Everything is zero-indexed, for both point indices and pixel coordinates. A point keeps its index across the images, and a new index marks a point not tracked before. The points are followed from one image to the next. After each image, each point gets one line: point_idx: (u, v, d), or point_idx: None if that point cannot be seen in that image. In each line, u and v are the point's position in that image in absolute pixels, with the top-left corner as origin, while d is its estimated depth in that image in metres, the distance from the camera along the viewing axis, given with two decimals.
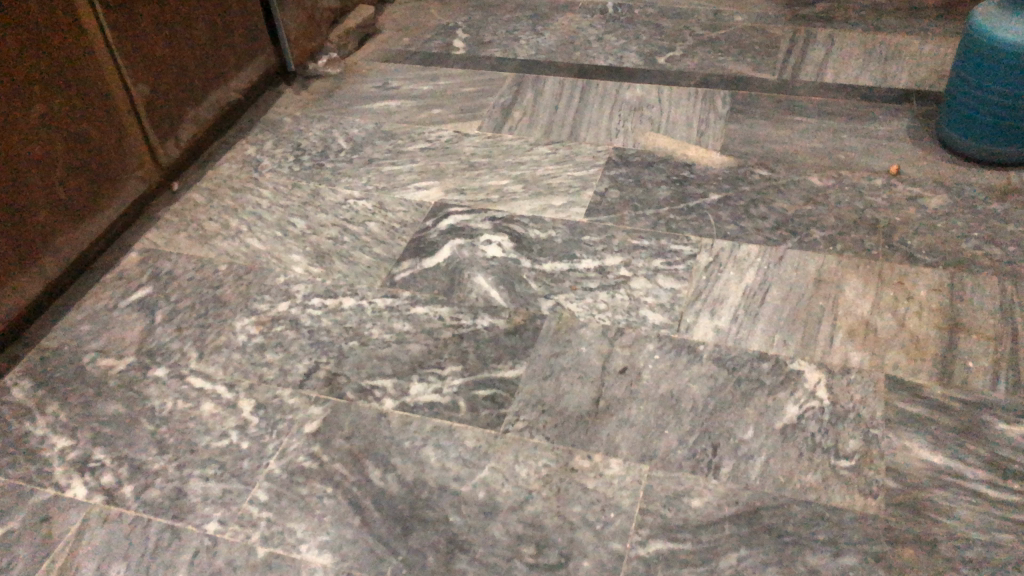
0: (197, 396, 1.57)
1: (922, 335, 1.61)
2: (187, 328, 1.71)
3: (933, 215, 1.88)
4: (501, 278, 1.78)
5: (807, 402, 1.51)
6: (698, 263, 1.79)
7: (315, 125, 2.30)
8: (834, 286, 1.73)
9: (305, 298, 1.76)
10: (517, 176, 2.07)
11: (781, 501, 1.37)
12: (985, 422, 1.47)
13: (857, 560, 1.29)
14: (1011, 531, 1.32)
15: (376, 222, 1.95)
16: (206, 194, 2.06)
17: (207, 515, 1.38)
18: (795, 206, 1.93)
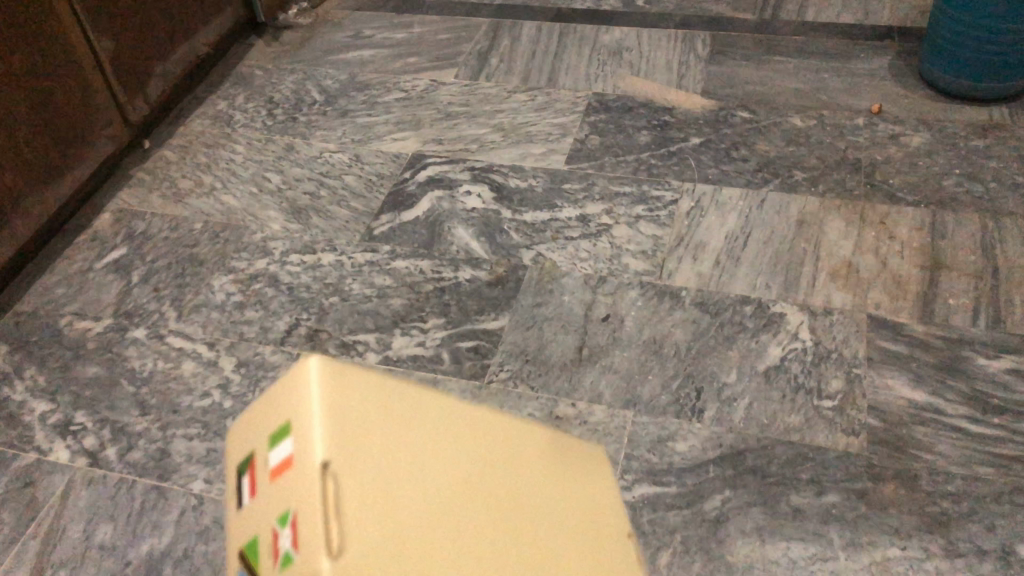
0: (177, 356, 1.56)
1: (903, 273, 1.62)
2: (165, 288, 1.69)
3: (915, 153, 1.87)
4: (482, 230, 1.76)
5: (790, 344, 1.51)
6: (680, 209, 1.78)
7: (287, 78, 2.25)
8: (816, 227, 1.72)
9: (283, 255, 1.74)
10: (496, 125, 2.03)
11: (764, 443, 1.38)
12: (965, 357, 1.47)
13: (840, 497, 1.31)
14: (991, 464, 1.34)
15: (352, 175, 1.92)
16: (179, 152, 2.02)
17: (192, 474, 1.38)
18: (776, 147, 1.92)
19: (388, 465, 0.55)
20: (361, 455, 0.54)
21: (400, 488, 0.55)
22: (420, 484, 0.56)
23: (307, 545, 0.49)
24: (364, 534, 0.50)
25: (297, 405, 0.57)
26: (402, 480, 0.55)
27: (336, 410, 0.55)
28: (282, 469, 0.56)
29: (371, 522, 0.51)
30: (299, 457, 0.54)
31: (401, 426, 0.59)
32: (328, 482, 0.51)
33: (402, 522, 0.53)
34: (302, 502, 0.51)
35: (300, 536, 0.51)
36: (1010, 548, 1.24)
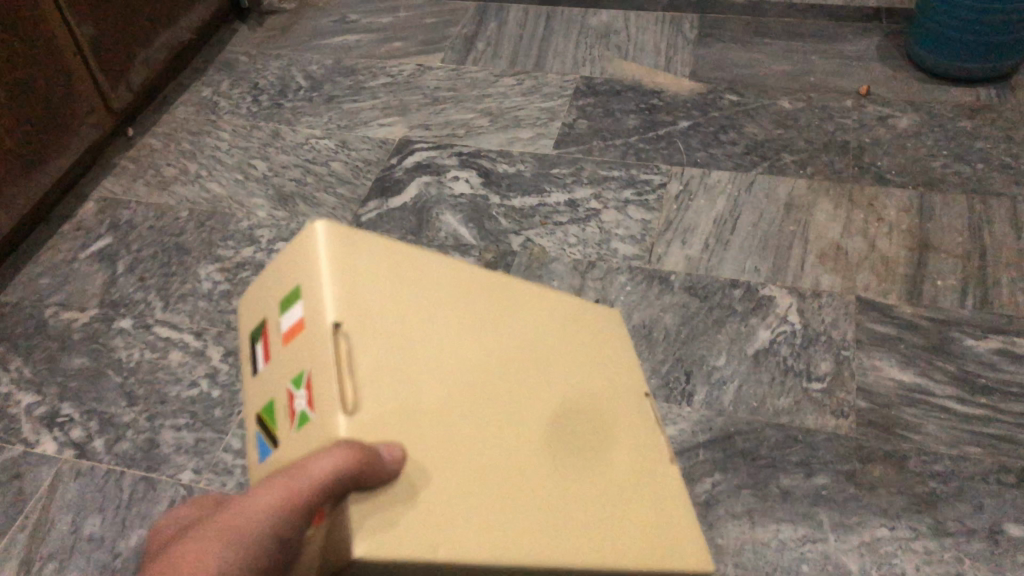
0: (165, 345, 1.55)
1: (892, 255, 1.62)
2: (151, 277, 1.67)
3: (903, 134, 1.87)
4: (470, 215, 1.75)
5: (779, 327, 1.51)
6: (668, 193, 1.78)
7: (272, 63, 2.22)
8: (804, 210, 1.72)
9: (270, 243, 1.73)
10: (483, 110, 2.02)
11: (754, 426, 1.38)
12: (953, 338, 1.48)
13: (829, 479, 1.31)
14: (978, 443, 1.34)
15: (339, 161, 1.91)
16: (163, 139, 2.00)
17: (181, 465, 1.38)
18: (765, 130, 1.91)
19: (379, 337, 0.75)
20: (361, 328, 0.74)
21: (390, 352, 0.75)
22: (402, 349, 0.76)
23: (324, 398, 0.68)
24: (369, 388, 0.70)
25: (314, 282, 0.77)
26: (391, 346, 0.75)
27: (342, 287, 0.76)
28: (297, 341, 0.75)
29: (371, 376, 0.71)
30: (315, 325, 0.74)
31: (386, 307, 0.78)
32: (339, 348, 0.71)
33: (394, 375, 0.73)
34: (318, 359, 0.71)
35: (316, 392, 0.70)
36: (998, 526, 1.25)
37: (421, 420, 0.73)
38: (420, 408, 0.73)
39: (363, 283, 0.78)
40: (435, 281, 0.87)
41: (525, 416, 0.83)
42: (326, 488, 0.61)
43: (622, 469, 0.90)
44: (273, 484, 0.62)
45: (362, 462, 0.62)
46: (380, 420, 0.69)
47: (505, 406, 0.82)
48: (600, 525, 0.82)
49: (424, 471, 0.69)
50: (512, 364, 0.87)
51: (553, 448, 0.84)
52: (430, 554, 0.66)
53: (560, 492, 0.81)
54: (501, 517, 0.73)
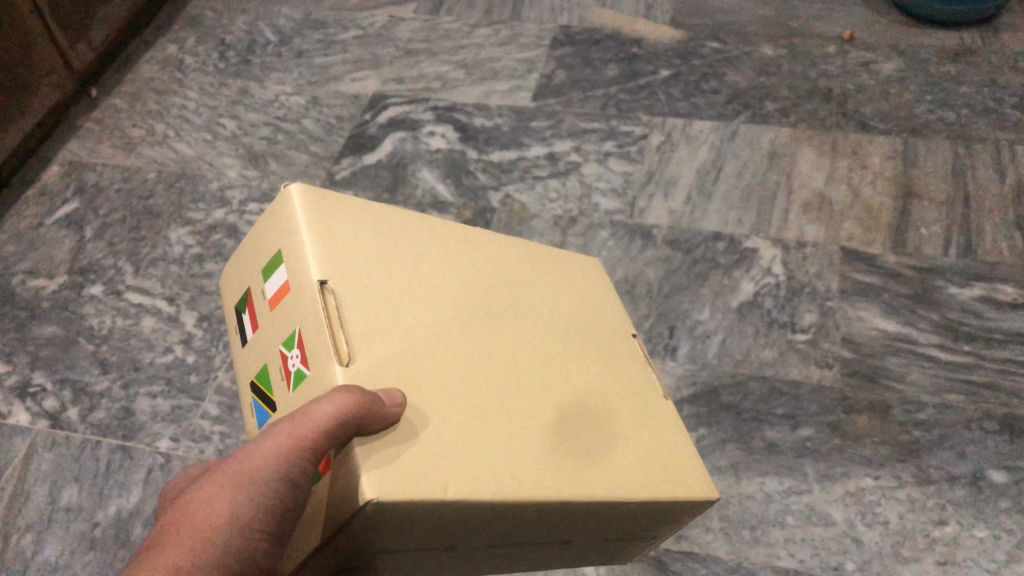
0: (137, 312, 1.51)
1: (876, 204, 1.59)
2: (121, 243, 1.63)
3: (887, 79, 1.84)
4: (447, 171, 1.71)
5: (763, 279, 1.50)
6: (650, 144, 1.74)
7: (239, 18, 2.15)
8: (788, 159, 1.69)
9: (242, 204, 1.68)
10: (459, 62, 1.96)
11: (738, 379, 1.37)
12: (937, 286, 1.47)
13: (815, 430, 1.30)
14: (962, 392, 1.34)
15: (311, 118, 1.85)
16: (129, 100, 1.94)
17: (158, 433, 1.35)
18: (747, 78, 1.87)
19: (365, 291, 0.78)
20: (347, 285, 0.77)
21: (378, 305, 0.77)
22: (389, 301, 0.78)
23: (320, 353, 0.72)
24: (361, 339, 0.73)
25: (296, 241, 0.81)
26: (378, 299, 0.78)
27: (322, 245, 0.80)
28: (290, 307, 0.80)
29: (362, 327, 0.74)
30: (303, 284, 0.78)
31: (369, 264, 0.81)
32: (327, 304, 0.74)
33: (383, 326, 0.76)
34: (310, 316, 0.75)
35: (310, 349, 0.74)
36: (981, 474, 1.25)
37: (416, 363, 0.74)
38: (413, 355, 0.75)
39: (344, 245, 0.81)
40: (417, 240, 0.89)
41: (520, 356, 0.84)
42: (332, 432, 0.63)
43: (625, 400, 0.90)
44: (278, 432, 0.66)
45: (362, 404, 0.64)
46: (374, 368, 0.72)
47: (499, 348, 0.82)
48: (608, 453, 0.82)
49: (424, 411, 0.71)
50: (502, 309, 0.88)
51: (553, 384, 0.84)
52: (442, 486, 0.66)
53: (566, 423, 0.81)
54: (506, 446, 0.73)
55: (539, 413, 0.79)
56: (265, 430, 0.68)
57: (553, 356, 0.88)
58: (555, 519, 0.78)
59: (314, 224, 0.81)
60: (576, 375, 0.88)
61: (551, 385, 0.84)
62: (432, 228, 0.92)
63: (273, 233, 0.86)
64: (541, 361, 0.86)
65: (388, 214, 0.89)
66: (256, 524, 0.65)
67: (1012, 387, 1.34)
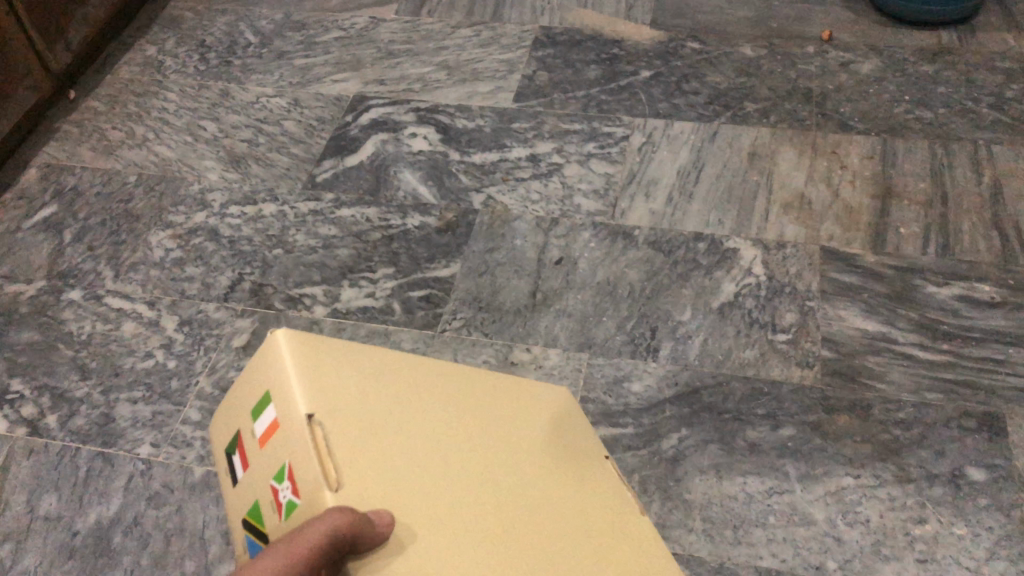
0: (117, 317, 1.50)
1: (855, 204, 1.61)
2: (100, 247, 1.62)
3: (865, 80, 1.85)
4: (429, 173, 1.71)
5: (744, 279, 1.50)
6: (631, 145, 1.75)
7: (219, 19, 2.14)
8: (768, 159, 1.70)
9: (223, 207, 1.67)
10: (441, 63, 1.96)
11: (719, 379, 1.38)
12: (916, 285, 1.48)
13: (795, 430, 1.31)
14: (942, 390, 1.35)
15: (291, 120, 1.84)
16: (107, 101, 1.92)
17: (139, 439, 1.34)
18: (727, 79, 1.88)
19: (355, 418, 0.72)
20: (335, 412, 0.71)
21: (367, 431, 0.71)
22: (379, 431, 0.73)
23: (310, 488, 0.66)
24: (351, 470, 0.68)
25: (279, 371, 0.75)
26: (368, 429, 0.72)
27: (308, 372, 0.74)
28: (275, 442, 0.73)
29: (352, 459, 0.68)
30: (288, 415, 0.71)
31: (356, 386, 0.75)
32: (315, 437, 0.69)
33: (374, 456, 0.70)
34: (297, 450, 0.69)
35: (299, 481, 0.68)
36: (960, 471, 1.26)
37: (409, 494, 0.69)
38: (403, 483, 0.70)
39: (331, 371, 0.75)
40: (403, 363, 0.83)
41: (513, 475, 0.78)
42: (327, 553, 0.61)
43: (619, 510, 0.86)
44: (279, 549, 0.63)
45: (358, 523, 0.62)
46: (367, 495, 0.67)
47: (492, 473, 0.77)
48: (607, 569, 0.77)
49: (419, 531, 0.67)
50: (490, 425, 0.83)
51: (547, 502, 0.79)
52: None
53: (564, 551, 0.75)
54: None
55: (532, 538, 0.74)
56: (264, 553, 0.65)
57: (545, 475, 0.82)
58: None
59: (299, 352, 0.75)
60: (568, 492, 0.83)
61: (544, 506, 0.78)
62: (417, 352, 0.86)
63: (255, 369, 0.80)
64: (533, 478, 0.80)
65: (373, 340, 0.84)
66: None
67: (989, 384, 1.35)
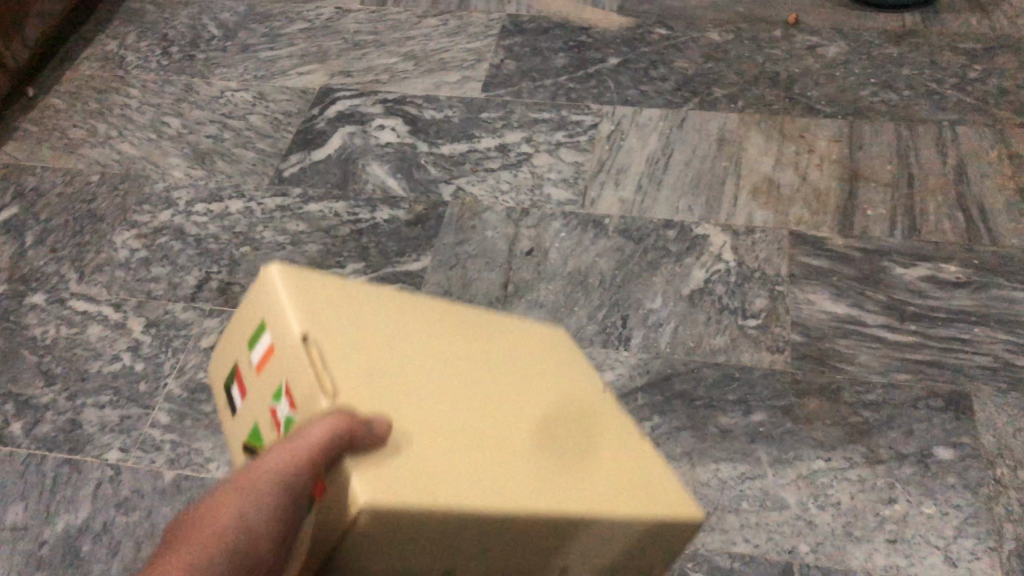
0: (82, 319, 1.48)
1: (823, 187, 1.62)
2: (63, 248, 1.59)
3: (831, 63, 1.86)
4: (398, 166, 1.70)
5: (714, 266, 1.51)
6: (600, 133, 1.74)
7: (181, 12, 2.10)
8: (736, 145, 1.70)
9: (189, 205, 1.65)
10: (407, 53, 1.95)
11: (691, 367, 1.38)
12: (883, 267, 1.49)
13: (766, 415, 1.32)
14: (910, 370, 1.37)
15: (257, 114, 1.82)
16: (67, 99, 1.89)
17: (107, 444, 1.33)
18: (694, 64, 1.88)
19: (349, 336, 0.73)
20: (328, 328, 0.73)
21: (360, 344, 0.73)
22: (374, 347, 0.74)
23: (306, 397, 0.68)
24: (346, 375, 0.69)
25: (272, 299, 0.76)
26: (362, 344, 0.73)
27: (299, 297, 0.75)
28: (272, 365, 0.75)
29: (347, 369, 0.70)
30: (283, 335, 0.73)
31: (349, 309, 0.77)
32: (310, 353, 0.70)
33: (367, 369, 0.71)
34: (293, 368, 0.70)
35: (296, 394, 0.70)
36: (928, 451, 1.28)
37: (404, 400, 0.70)
38: (399, 391, 0.71)
39: (322, 296, 0.77)
40: (396, 294, 0.84)
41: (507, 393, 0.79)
42: (330, 453, 0.61)
43: (619, 422, 0.85)
44: (278, 449, 0.61)
45: (351, 422, 0.62)
46: (364, 399, 0.68)
47: (489, 388, 0.77)
48: (606, 470, 0.77)
49: (411, 435, 0.67)
50: (485, 352, 0.83)
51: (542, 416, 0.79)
52: (430, 492, 0.63)
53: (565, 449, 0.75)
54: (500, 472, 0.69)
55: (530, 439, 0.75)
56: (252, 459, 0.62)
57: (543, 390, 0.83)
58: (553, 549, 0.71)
59: (290, 279, 0.77)
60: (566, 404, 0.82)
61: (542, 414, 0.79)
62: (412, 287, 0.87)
63: (249, 303, 0.81)
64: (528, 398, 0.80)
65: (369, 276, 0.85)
66: (269, 536, 0.58)
67: (956, 364, 1.37)
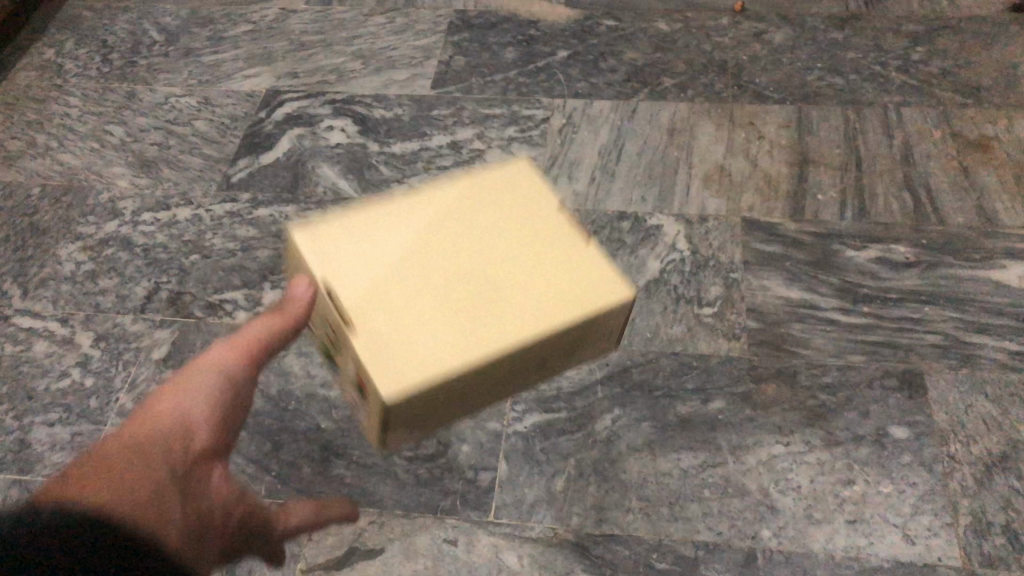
0: (29, 336, 1.45)
1: (774, 173, 1.63)
2: (6, 264, 1.55)
3: (778, 49, 1.87)
4: (349, 167, 1.68)
5: (668, 256, 1.52)
6: (552, 127, 1.74)
7: (121, 17, 2.06)
8: (686, 134, 1.71)
9: (135, 214, 1.62)
10: (354, 52, 1.92)
11: (649, 358, 1.39)
12: (835, 251, 1.51)
13: (725, 402, 1.33)
14: (864, 352, 1.38)
15: (203, 119, 1.79)
16: (5, 110, 1.84)
17: (60, 462, 1.30)
18: (643, 55, 1.88)
19: (351, 276, 0.97)
20: (336, 274, 0.97)
21: (360, 274, 0.97)
22: (362, 276, 0.97)
23: (331, 315, 0.97)
24: (343, 273, 0.97)
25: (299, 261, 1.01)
26: (359, 275, 0.97)
27: (316, 265, 0.98)
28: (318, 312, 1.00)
29: (349, 285, 0.96)
30: (312, 287, 0.98)
31: (352, 260, 0.99)
32: (329, 299, 0.95)
33: (367, 280, 0.97)
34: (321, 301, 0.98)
35: (331, 320, 0.97)
36: (885, 431, 1.30)
37: (387, 315, 0.93)
38: (384, 299, 0.95)
39: (329, 260, 0.98)
40: (374, 225, 1.02)
41: (481, 282, 0.97)
42: None
43: (556, 265, 0.98)
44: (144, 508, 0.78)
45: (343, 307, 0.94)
46: (362, 304, 0.94)
47: (448, 288, 0.96)
48: (542, 317, 0.94)
49: (394, 329, 0.92)
50: (446, 258, 0.99)
51: (499, 281, 0.97)
52: (410, 361, 0.90)
53: (503, 310, 0.95)
54: (457, 342, 0.92)
55: (487, 317, 0.94)
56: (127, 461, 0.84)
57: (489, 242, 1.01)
58: (536, 357, 0.99)
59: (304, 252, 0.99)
60: (510, 268, 0.98)
61: (491, 287, 0.97)
62: (388, 213, 1.03)
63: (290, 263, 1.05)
64: (500, 284, 0.97)
65: (358, 220, 1.03)
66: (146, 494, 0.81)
67: (909, 343, 1.39)
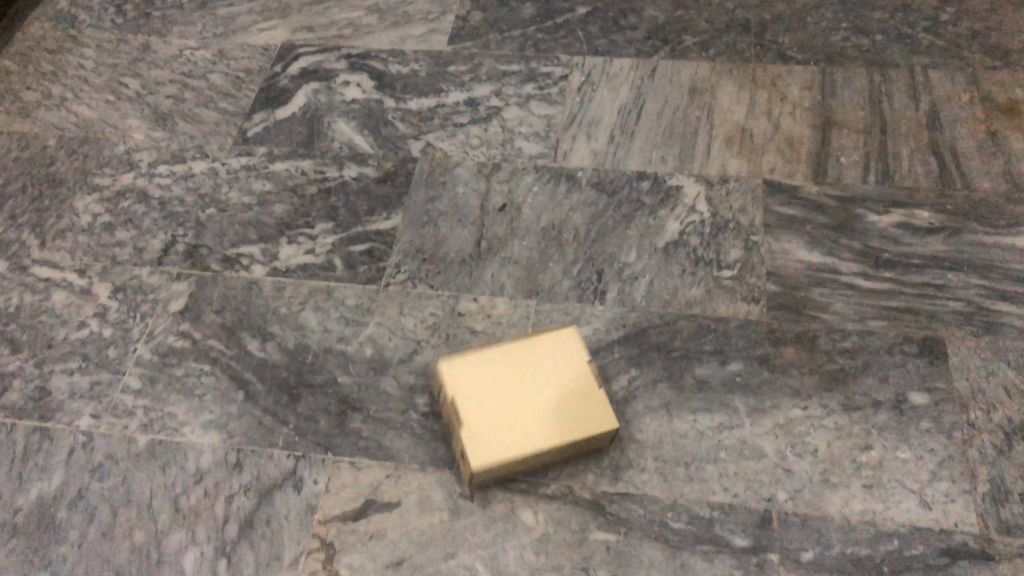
0: (46, 286, 1.45)
1: (796, 135, 1.60)
2: (23, 214, 1.55)
3: (803, 8, 1.83)
4: (365, 123, 1.66)
5: (688, 217, 1.50)
6: (571, 85, 1.71)
7: None
8: (708, 94, 1.68)
9: (151, 167, 1.61)
10: (370, 6, 1.89)
11: (667, 319, 1.38)
12: (857, 215, 1.49)
13: (743, 365, 1.32)
14: (884, 317, 1.37)
15: (218, 72, 1.77)
16: (20, 61, 1.82)
17: (78, 411, 1.31)
18: (664, 13, 1.85)
19: (471, 403, 1.18)
20: (461, 392, 1.19)
21: (473, 404, 1.18)
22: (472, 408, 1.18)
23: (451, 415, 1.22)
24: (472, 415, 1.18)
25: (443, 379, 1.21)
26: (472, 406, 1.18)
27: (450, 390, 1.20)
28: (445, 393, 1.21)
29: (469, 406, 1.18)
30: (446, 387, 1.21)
31: (469, 397, 1.18)
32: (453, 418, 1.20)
33: (473, 409, 1.18)
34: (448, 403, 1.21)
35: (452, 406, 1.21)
36: (903, 397, 1.29)
37: (479, 424, 1.17)
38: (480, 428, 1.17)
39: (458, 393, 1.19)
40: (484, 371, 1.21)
41: (540, 421, 1.18)
42: None
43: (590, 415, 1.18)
44: None
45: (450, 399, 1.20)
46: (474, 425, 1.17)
47: (517, 414, 1.18)
48: (566, 430, 1.17)
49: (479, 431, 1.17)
50: (522, 394, 1.20)
51: (549, 420, 1.18)
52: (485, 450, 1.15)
53: (553, 426, 1.17)
54: (514, 436, 1.16)
55: (535, 429, 1.17)
56: None
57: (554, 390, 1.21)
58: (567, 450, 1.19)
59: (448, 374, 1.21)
60: (563, 412, 1.19)
61: (547, 427, 1.17)
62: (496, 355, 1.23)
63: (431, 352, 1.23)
64: (550, 422, 1.18)
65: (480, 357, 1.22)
66: None
67: (930, 309, 1.38)
